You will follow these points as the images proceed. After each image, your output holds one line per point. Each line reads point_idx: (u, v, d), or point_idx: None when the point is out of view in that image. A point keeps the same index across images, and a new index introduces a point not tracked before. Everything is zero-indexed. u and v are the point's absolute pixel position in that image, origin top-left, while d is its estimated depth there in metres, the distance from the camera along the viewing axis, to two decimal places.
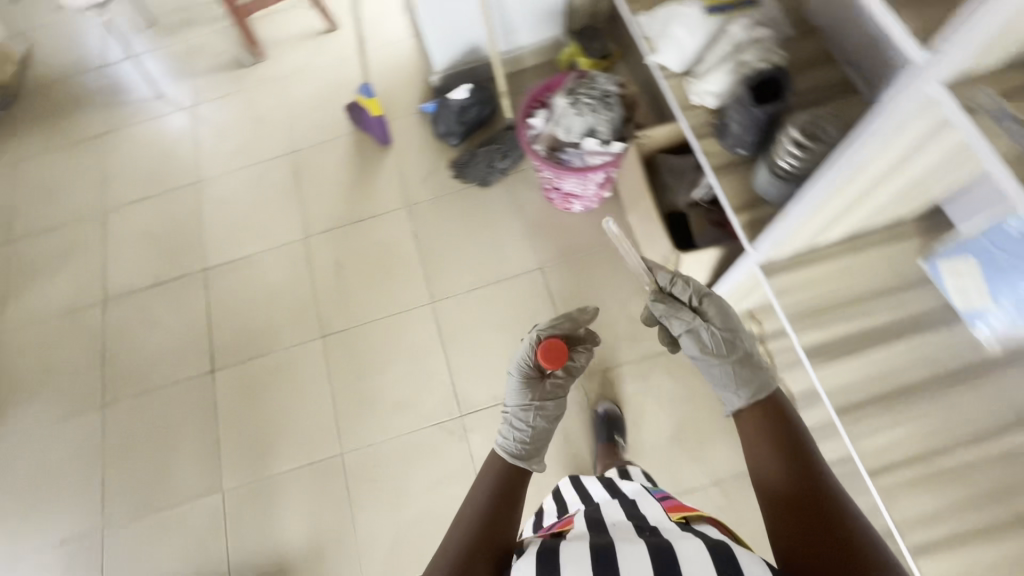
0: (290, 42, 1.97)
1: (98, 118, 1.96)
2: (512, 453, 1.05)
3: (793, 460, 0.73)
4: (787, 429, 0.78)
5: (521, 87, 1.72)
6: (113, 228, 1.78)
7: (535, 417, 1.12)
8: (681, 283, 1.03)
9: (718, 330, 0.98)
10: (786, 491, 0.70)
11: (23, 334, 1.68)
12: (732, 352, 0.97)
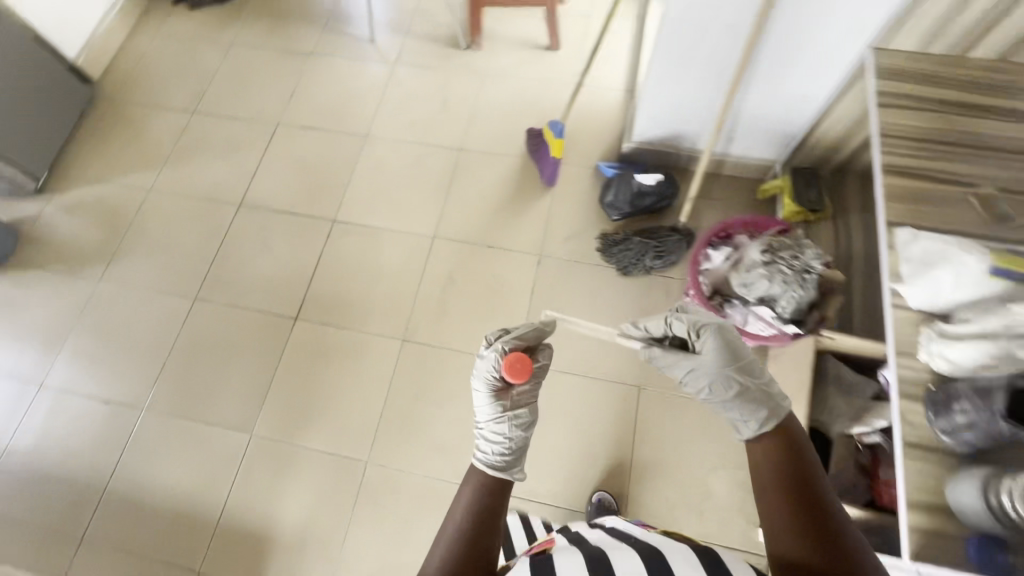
0: (505, 44, 1.96)
1: (314, 37, 2.06)
2: (487, 461, 1.07)
3: (802, 487, 0.70)
4: (794, 454, 0.74)
5: (708, 196, 1.60)
6: (278, 143, 1.86)
7: (509, 425, 1.12)
8: (676, 326, 1.11)
9: (715, 367, 0.99)
10: (795, 517, 0.67)
11: (164, 200, 1.79)
12: (742, 382, 0.96)
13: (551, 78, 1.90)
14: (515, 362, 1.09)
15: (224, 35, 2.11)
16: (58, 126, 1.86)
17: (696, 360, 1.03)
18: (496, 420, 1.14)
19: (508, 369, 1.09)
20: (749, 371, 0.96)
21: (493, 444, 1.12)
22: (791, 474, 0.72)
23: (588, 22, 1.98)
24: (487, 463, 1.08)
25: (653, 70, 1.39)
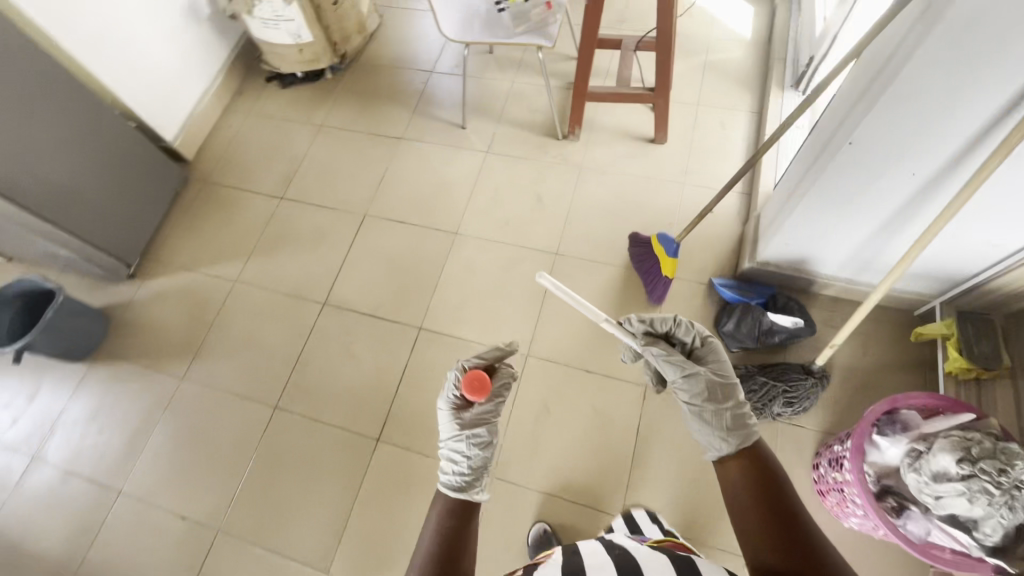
0: (605, 136, 1.84)
1: (403, 120, 2.01)
2: (449, 487, 1.04)
3: (772, 500, 0.80)
4: (763, 474, 0.85)
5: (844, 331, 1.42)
6: (365, 235, 1.80)
7: (472, 445, 1.09)
8: (684, 331, 1.16)
9: (712, 374, 1.07)
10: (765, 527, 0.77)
11: (250, 292, 1.75)
12: (728, 398, 1.06)
13: (655, 174, 1.76)
14: (474, 380, 1.06)
15: (314, 114, 2.09)
16: (153, 210, 1.87)
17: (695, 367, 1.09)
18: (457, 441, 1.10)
19: (467, 389, 1.06)
20: (735, 392, 1.07)
21: (455, 467, 1.08)
22: (762, 494, 0.82)
23: (695, 111, 1.84)
24: (445, 485, 1.06)
25: (795, 208, 1.21)
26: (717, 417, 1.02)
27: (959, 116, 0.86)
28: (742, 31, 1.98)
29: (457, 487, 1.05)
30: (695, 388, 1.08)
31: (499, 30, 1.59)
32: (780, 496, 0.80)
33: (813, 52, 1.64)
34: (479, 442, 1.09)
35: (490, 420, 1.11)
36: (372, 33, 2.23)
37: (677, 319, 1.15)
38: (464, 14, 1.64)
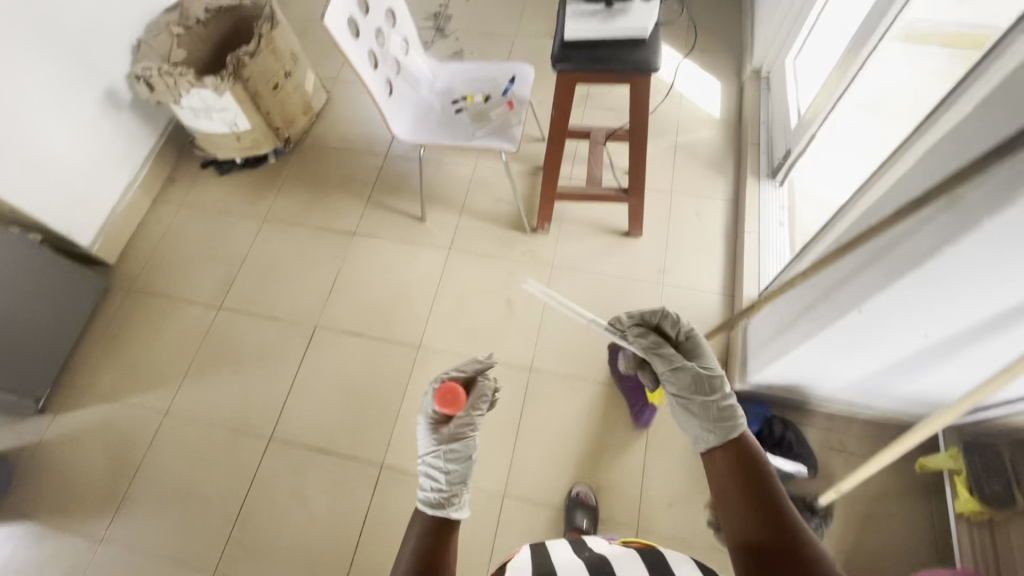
0: (577, 230, 1.72)
1: (357, 211, 1.84)
2: (427, 503, 0.94)
3: (759, 497, 0.77)
4: (747, 473, 0.82)
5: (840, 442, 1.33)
6: (316, 351, 1.61)
7: (452, 459, 1.01)
8: (673, 324, 1.15)
9: (697, 368, 1.06)
10: (750, 524, 0.76)
11: (184, 426, 1.53)
12: (713, 391, 1.04)
13: (631, 273, 1.65)
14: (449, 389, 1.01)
15: (257, 205, 1.90)
16: (68, 332, 1.62)
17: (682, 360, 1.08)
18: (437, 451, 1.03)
19: (439, 400, 1.00)
20: (721, 386, 1.04)
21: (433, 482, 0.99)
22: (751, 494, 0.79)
23: (669, 201, 1.74)
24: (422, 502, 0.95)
25: (793, 346, 1.09)
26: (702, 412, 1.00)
27: (989, 286, 0.74)
28: (711, 110, 1.91)
29: (434, 504, 0.94)
30: (682, 380, 1.06)
31: (457, 131, 1.45)
32: (767, 494, 0.78)
33: (789, 145, 1.56)
34: (457, 454, 1.01)
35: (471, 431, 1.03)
36: (320, 111, 2.06)
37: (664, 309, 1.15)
38: (418, 112, 1.49)
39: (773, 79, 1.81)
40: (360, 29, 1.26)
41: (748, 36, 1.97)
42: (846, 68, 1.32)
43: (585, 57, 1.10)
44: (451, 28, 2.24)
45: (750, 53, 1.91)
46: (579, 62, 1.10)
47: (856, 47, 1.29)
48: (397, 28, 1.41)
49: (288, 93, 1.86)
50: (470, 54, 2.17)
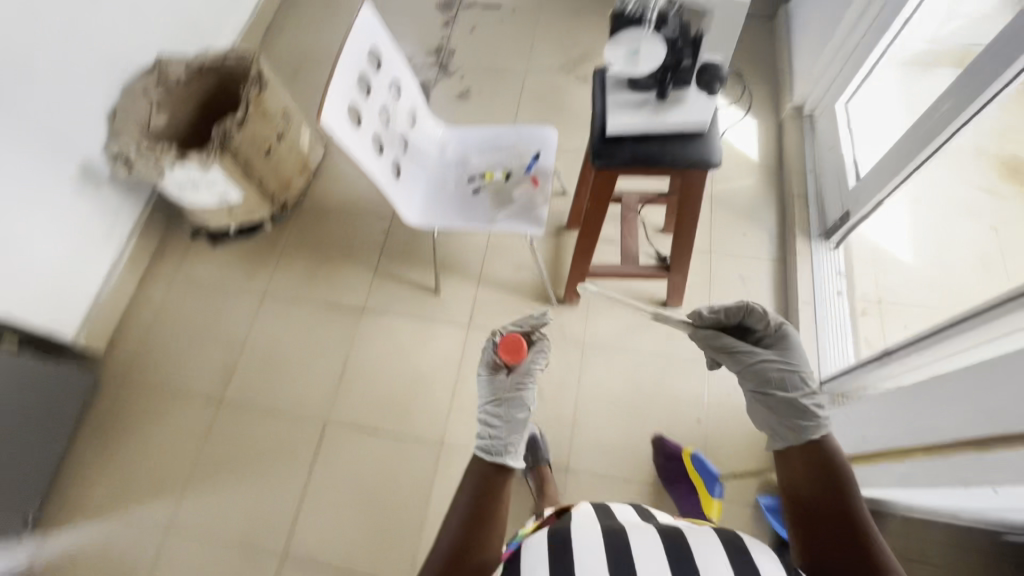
0: (608, 302, 1.57)
1: (364, 285, 1.69)
2: (483, 446, 0.92)
3: (832, 505, 0.74)
4: (825, 476, 0.77)
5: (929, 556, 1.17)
6: (328, 451, 1.47)
7: (509, 411, 1.01)
8: (758, 317, 1.05)
9: (782, 364, 0.98)
10: (813, 529, 0.74)
11: (188, 544, 1.40)
12: (795, 390, 0.96)
13: (670, 350, 1.50)
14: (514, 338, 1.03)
15: (255, 280, 1.74)
16: (56, 439, 1.48)
17: (762, 355, 1.00)
18: (494, 404, 1.04)
19: (505, 349, 1.04)
20: (806, 385, 0.96)
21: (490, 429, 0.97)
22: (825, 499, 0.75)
23: (707, 263, 1.58)
24: (478, 446, 0.91)
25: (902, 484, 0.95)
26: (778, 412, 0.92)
27: None
28: (748, 154, 1.73)
29: (487, 449, 0.91)
30: (761, 377, 0.99)
31: (474, 212, 1.29)
32: (843, 490, 0.75)
33: (847, 208, 1.39)
34: (515, 405, 1.01)
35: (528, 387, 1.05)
36: (318, 167, 1.89)
37: (746, 303, 1.05)
38: (429, 191, 1.32)
39: (818, 120, 1.63)
40: (361, 116, 1.09)
41: (786, 68, 1.78)
42: (924, 134, 1.14)
43: (628, 156, 0.93)
44: (455, 64, 2.06)
45: (789, 89, 1.73)
46: (622, 161, 0.94)
47: (936, 112, 1.11)
48: (401, 102, 1.24)
49: (283, 156, 1.69)
50: (477, 93, 1.99)
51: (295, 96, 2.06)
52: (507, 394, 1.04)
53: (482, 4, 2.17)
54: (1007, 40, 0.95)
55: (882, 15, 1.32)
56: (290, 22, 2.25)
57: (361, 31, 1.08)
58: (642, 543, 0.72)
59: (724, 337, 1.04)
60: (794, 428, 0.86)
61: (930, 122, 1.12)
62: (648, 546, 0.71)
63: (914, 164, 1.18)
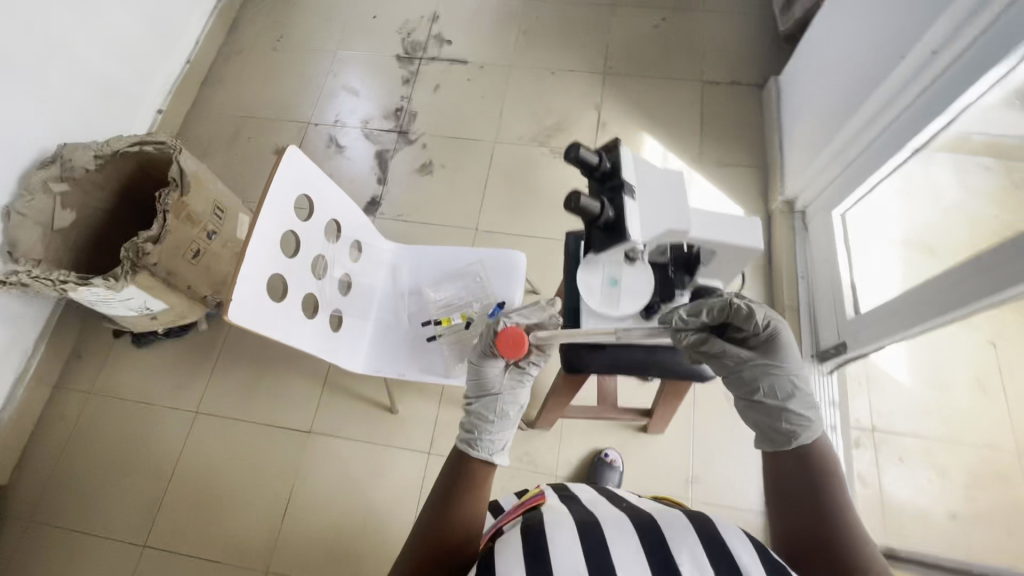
0: (583, 426, 1.42)
1: (314, 400, 1.51)
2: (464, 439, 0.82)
3: (814, 489, 0.67)
4: (806, 464, 0.70)
5: None
6: None
7: (500, 404, 0.88)
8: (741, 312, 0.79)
9: (764, 370, 0.79)
10: (790, 509, 0.67)
11: None
12: (783, 400, 0.79)
13: (651, 482, 1.37)
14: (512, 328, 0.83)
15: (188, 392, 1.54)
16: None
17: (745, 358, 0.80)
18: (487, 393, 0.89)
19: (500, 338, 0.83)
20: (797, 393, 0.78)
21: (477, 419, 0.86)
22: (803, 480, 0.69)
23: None
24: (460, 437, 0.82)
25: None
26: (760, 417, 0.78)
27: None
28: None
29: (471, 440, 0.81)
30: (741, 384, 0.81)
31: (432, 362, 1.12)
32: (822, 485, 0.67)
33: (845, 339, 1.28)
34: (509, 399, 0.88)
35: (528, 377, 0.90)
36: None
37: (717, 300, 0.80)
38: (378, 331, 1.15)
39: (812, 221, 1.50)
40: (286, 282, 0.91)
41: (778, 155, 1.66)
42: (941, 298, 1.02)
43: (602, 364, 0.86)
44: (417, 131, 1.87)
45: (778, 181, 1.62)
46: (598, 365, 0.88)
47: (956, 279, 0.99)
48: (341, 239, 1.05)
49: (216, 254, 1.47)
50: (441, 166, 1.80)
51: (237, 164, 1.84)
52: (502, 385, 0.89)
53: (447, 59, 1.98)
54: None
55: (890, 136, 1.19)
56: (232, 74, 2.02)
57: (286, 183, 0.88)
58: (614, 533, 0.67)
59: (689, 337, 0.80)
60: (779, 438, 0.74)
61: (946, 290, 1.00)
62: (625, 538, 0.66)
63: (920, 326, 1.06)
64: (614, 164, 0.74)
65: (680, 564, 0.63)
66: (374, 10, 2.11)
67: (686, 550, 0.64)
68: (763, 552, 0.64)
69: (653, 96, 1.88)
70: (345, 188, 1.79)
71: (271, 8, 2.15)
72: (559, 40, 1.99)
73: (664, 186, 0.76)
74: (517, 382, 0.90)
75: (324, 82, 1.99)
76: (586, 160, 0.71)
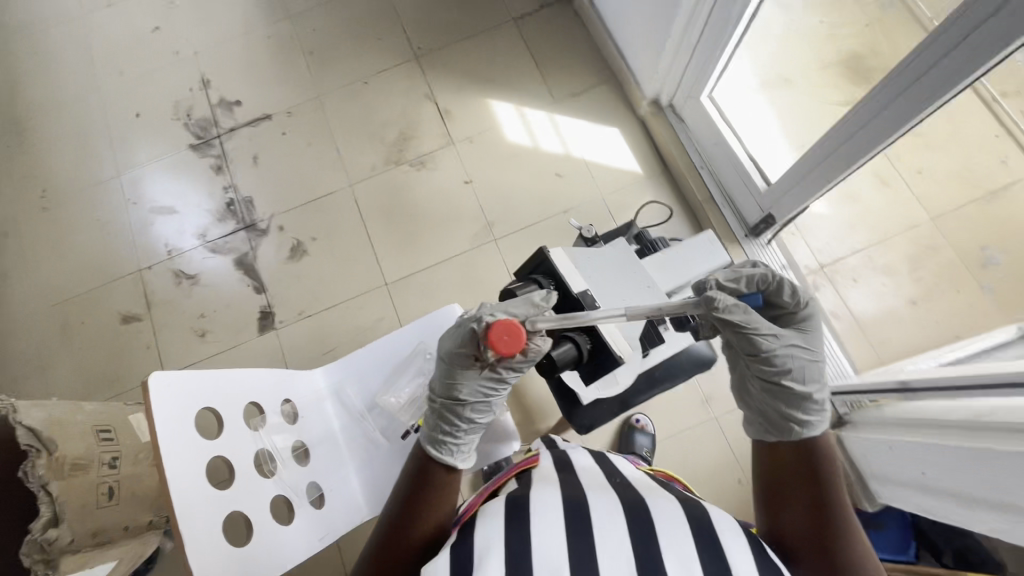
0: None
1: (332, 544, 1.38)
2: (428, 438, 0.74)
3: (804, 482, 0.68)
4: (803, 448, 0.72)
5: None
6: None
7: (473, 409, 0.76)
8: (785, 290, 0.81)
9: (793, 348, 0.78)
10: (777, 506, 0.68)
11: None
12: (805, 382, 0.77)
13: (671, 422, 1.40)
14: (508, 326, 0.67)
15: None
16: None
17: (781, 340, 0.77)
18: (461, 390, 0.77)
19: (493, 341, 0.66)
20: (819, 374, 0.78)
21: (444, 423, 0.75)
22: (794, 469, 0.70)
23: None
24: (426, 434, 0.74)
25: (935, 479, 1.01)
26: (775, 404, 0.76)
27: None
28: (630, 167, 1.62)
29: (434, 443, 0.73)
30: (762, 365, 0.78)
31: None
32: (824, 489, 0.67)
33: (770, 212, 1.36)
34: (486, 398, 0.77)
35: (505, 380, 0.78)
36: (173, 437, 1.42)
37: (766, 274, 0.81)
38: (363, 471, 1.02)
39: (684, 111, 1.55)
40: (246, 514, 0.77)
41: (622, 63, 1.64)
42: (869, 132, 1.00)
43: (610, 409, 0.92)
44: (264, 215, 1.63)
45: (637, 88, 1.63)
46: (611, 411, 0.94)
47: (873, 107, 0.98)
48: (268, 420, 0.91)
49: (133, 476, 1.22)
50: (313, 239, 1.60)
51: (89, 359, 1.53)
52: (480, 388, 0.77)
53: (247, 122, 1.71)
54: (923, 67, 0.87)
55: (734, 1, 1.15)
56: (13, 262, 1.64)
57: (178, 421, 0.71)
58: (600, 511, 0.63)
59: (739, 308, 0.74)
60: (795, 425, 0.73)
61: (853, 136, 1.05)
62: (611, 517, 0.62)
63: (845, 173, 1.11)
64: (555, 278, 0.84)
65: (667, 561, 0.58)
66: (132, 106, 1.76)
67: (670, 531, 0.61)
68: (758, 551, 0.62)
69: (476, 56, 1.74)
70: (228, 316, 1.55)
71: (9, 164, 1.72)
72: (352, 44, 1.77)
73: (602, 272, 0.86)
74: (491, 384, 0.77)
75: (128, 215, 1.66)
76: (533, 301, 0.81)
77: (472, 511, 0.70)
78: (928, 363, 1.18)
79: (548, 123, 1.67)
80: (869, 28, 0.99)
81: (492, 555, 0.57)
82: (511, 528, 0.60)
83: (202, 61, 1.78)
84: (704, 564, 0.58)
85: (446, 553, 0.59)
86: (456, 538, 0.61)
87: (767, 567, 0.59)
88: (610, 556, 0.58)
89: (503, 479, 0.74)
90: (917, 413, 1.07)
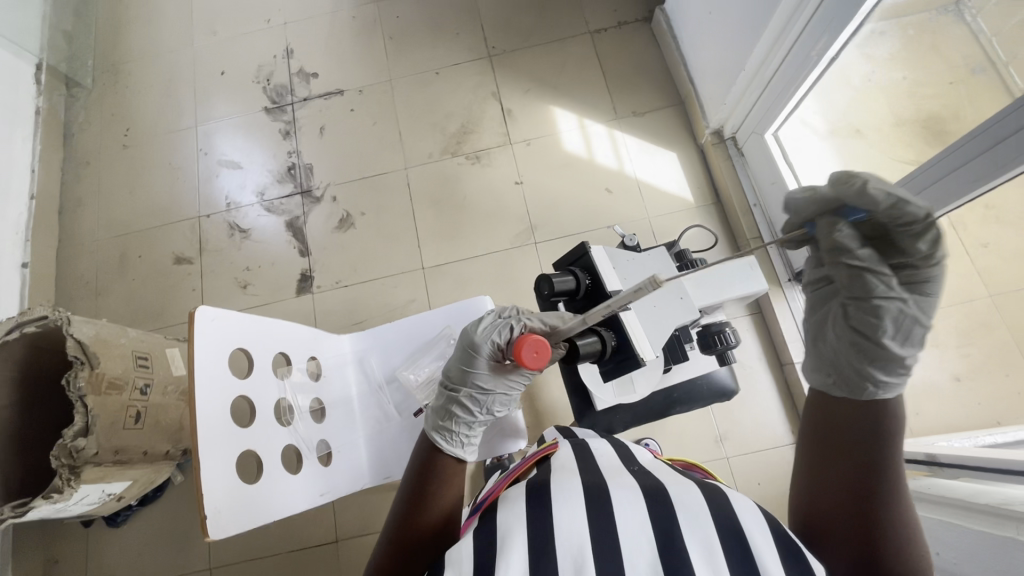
0: None
1: (327, 509, 1.42)
2: (440, 426, 0.75)
3: (862, 443, 0.62)
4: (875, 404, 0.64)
5: None
6: None
7: (490, 401, 0.78)
8: (927, 237, 0.65)
9: (905, 302, 0.67)
10: (828, 464, 0.64)
11: None
12: (901, 340, 0.68)
13: (679, 453, 1.38)
14: (535, 345, 0.69)
15: (192, 552, 1.41)
16: None
17: (893, 288, 0.67)
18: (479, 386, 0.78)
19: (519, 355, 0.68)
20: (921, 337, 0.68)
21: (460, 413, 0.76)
22: (853, 423, 0.65)
23: None
24: (438, 423, 0.75)
25: None
26: (864, 350, 0.68)
27: None
28: (682, 193, 1.62)
29: (446, 431, 0.74)
30: (856, 310, 0.69)
31: None
32: (878, 459, 0.61)
33: None
34: (500, 397, 0.79)
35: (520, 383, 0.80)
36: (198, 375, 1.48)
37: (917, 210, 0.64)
38: (372, 439, 1.05)
39: (746, 146, 1.54)
40: (257, 453, 0.81)
41: (690, 90, 1.64)
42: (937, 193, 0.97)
43: (625, 421, 0.95)
44: (320, 183, 1.70)
45: (701, 116, 1.62)
46: (620, 422, 0.97)
47: (946, 167, 0.94)
48: (293, 373, 0.95)
49: (160, 406, 1.27)
50: (361, 214, 1.66)
51: (140, 291, 1.63)
52: (500, 381, 0.78)
53: (321, 95, 1.79)
54: (1011, 128, 0.82)
55: (816, 41, 1.14)
56: (90, 191, 1.76)
57: (211, 355, 0.75)
58: (622, 498, 0.63)
59: (850, 239, 0.67)
60: (870, 380, 0.65)
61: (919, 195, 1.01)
62: (633, 505, 0.62)
63: None
64: (593, 277, 0.80)
65: (687, 544, 0.59)
66: (220, 65, 1.87)
67: (692, 515, 0.61)
68: (778, 528, 0.60)
69: (545, 64, 1.77)
70: (270, 273, 1.62)
71: (102, 102, 1.86)
72: (430, 36, 1.83)
73: (638, 277, 0.83)
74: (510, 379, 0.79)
75: (197, 165, 1.76)
76: (568, 291, 0.78)
77: (494, 497, 0.73)
78: (962, 442, 1.15)
79: (606, 138, 1.69)
80: (953, 86, 0.96)
81: (514, 549, 0.58)
82: (532, 521, 0.61)
83: (290, 32, 1.88)
84: (726, 551, 0.58)
85: (471, 539, 0.61)
86: (479, 526, 0.62)
87: (790, 551, 0.58)
88: (630, 541, 0.59)
89: (525, 467, 0.77)
90: (938, 490, 1.06)
